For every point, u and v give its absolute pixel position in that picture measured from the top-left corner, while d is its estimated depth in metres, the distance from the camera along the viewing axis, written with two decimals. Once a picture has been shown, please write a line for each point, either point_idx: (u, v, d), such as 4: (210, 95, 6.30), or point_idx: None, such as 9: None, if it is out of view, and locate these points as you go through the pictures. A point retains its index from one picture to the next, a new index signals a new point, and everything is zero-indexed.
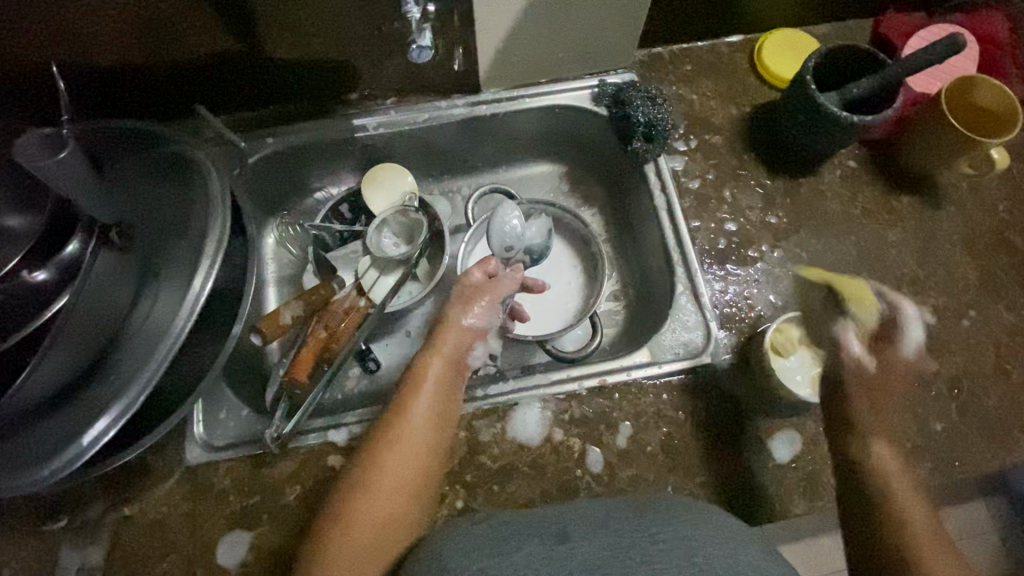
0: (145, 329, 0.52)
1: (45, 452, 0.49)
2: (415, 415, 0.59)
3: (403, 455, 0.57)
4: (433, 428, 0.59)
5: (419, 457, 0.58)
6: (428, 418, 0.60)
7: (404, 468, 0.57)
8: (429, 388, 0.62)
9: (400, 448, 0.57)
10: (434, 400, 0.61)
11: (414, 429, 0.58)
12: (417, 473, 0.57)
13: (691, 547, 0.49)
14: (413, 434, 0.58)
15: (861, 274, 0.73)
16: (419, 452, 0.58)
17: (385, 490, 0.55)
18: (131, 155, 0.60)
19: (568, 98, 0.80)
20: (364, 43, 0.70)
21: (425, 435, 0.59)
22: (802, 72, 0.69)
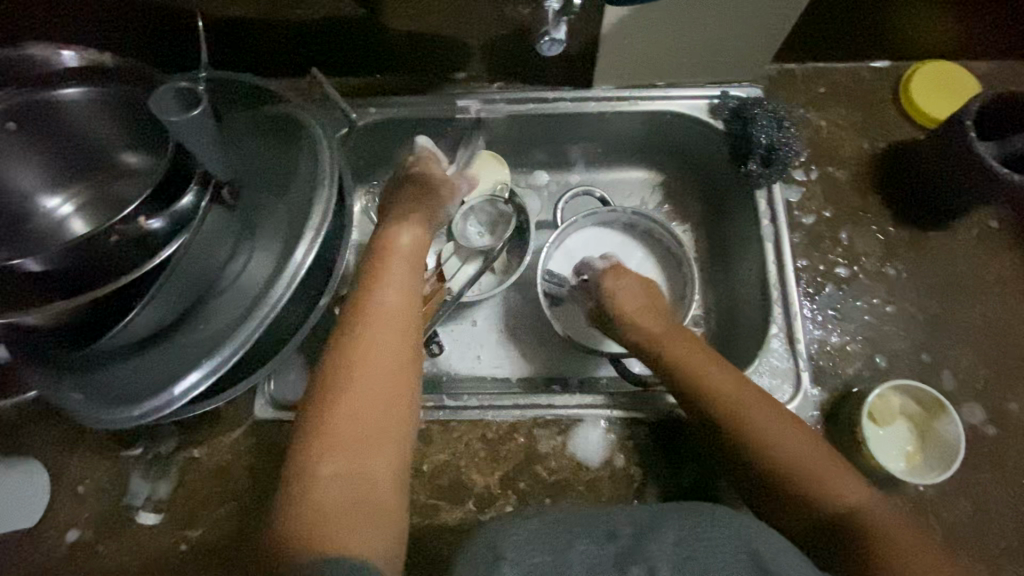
0: (238, 287, 0.55)
1: (135, 393, 0.53)
2: (370, 353, 0.54)
3: (363, 392, 0.52)
4: (397, 362, 0.54)
5: (378, 395, 0.52)
6: (387, 355, 0.54)
7: (371, 403, 0.52)
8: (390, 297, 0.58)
9: (360, 390, 0.52)
10: (393, 328, 0.56)
11: (385, 329, 0.55)
12: (385, 409, 0.52)
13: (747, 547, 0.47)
14: (388, 332, 0.55)
15: (981, 349, 0.66)
16: (380, 388, 0.52)
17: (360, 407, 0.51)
18: (247, 113, 0.62)
19: (684, 106, 0.75)
20: (483, 20, 0.67)
21: (395, 333, 0.56)
22: (963, 115, 0.62)
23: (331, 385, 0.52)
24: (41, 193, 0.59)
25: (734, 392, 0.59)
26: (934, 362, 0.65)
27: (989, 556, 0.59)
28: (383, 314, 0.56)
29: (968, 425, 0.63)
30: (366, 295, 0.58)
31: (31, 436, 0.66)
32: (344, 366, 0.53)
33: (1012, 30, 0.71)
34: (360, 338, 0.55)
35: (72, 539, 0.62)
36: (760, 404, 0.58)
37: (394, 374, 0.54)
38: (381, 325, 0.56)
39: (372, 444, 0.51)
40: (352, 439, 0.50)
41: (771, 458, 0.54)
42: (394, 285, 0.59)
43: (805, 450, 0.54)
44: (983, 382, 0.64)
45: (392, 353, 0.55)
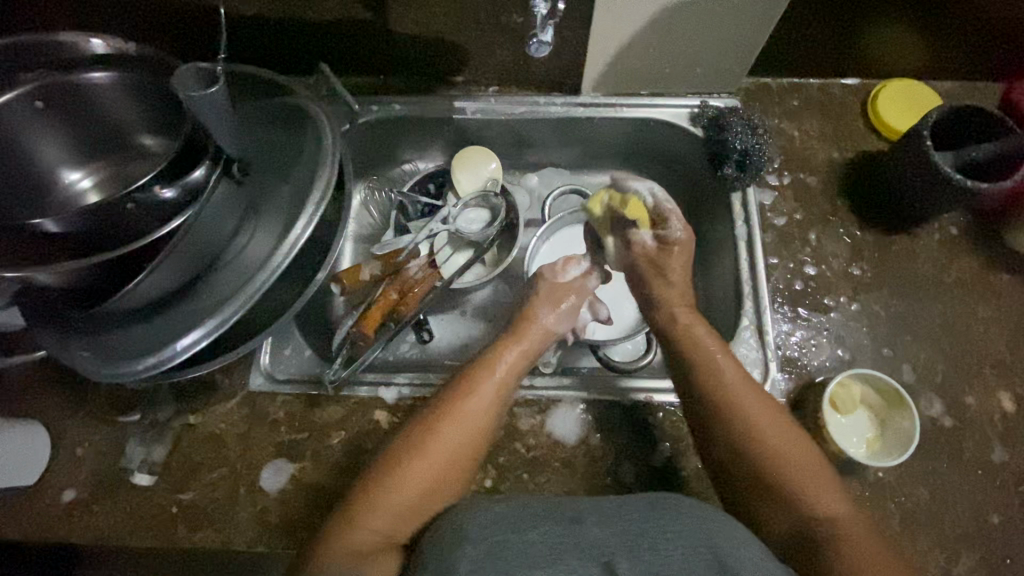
0: (239, 261, 0.60)
1: (140, 350, 0.56)
2: (450, 433, 0.57)
3: (428, 471, 0.55)
4: (466, 449, 0.57)
5: (438, 473, 0.56)
6: (467, 441, 0.57)
7: (429, 479, 0.55)
8: (488, 386, 0.61)
9: (428, 466, 0.56)
10: (476, 417, 0.58)
11: (474, 415, 0.58)
12: (438, 488, 0.56)
13: (706, 544, 0.46)
14: (474, 417, 0.58)
15: (940, 345, 0.69)
16: (443, 470, 0.56)
17: (422, 482, 0.55)
18: (258, 101, 0.67)
19: (665, 113, 0.80)
20: (481, 27, 0.73)
21: (480, 422, 0.59)
22: (921, 126, 0.66)
23: (404, 451, 0.56)
24: (64, 166, 0.64)
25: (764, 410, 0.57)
26: (895, 356, 0.69)
27: (942, 539, 0.61)
28: (475, 408, 0.59)
29: (926, 417, 0.66)
30: (474, 378, 0.61)
31: (35, 400, 0.69)
32: (421, 440, 0.57)
33: (970, 52, 0.76)
34: (447, 420, 0.58)
35: (68, 498, 0.65)
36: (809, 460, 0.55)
37: (458, 461, 0.57)
38: (472, 412, 0.59)
39: (413, 512, 0.55)
40: (400, 503, 0.54)
41: (775, 472, 0.54)
42: (496, 378, 0.61)
43: (812, 469, 0.54)
44: (941, 376, 0.68)
45: (472, 439, 0.58)
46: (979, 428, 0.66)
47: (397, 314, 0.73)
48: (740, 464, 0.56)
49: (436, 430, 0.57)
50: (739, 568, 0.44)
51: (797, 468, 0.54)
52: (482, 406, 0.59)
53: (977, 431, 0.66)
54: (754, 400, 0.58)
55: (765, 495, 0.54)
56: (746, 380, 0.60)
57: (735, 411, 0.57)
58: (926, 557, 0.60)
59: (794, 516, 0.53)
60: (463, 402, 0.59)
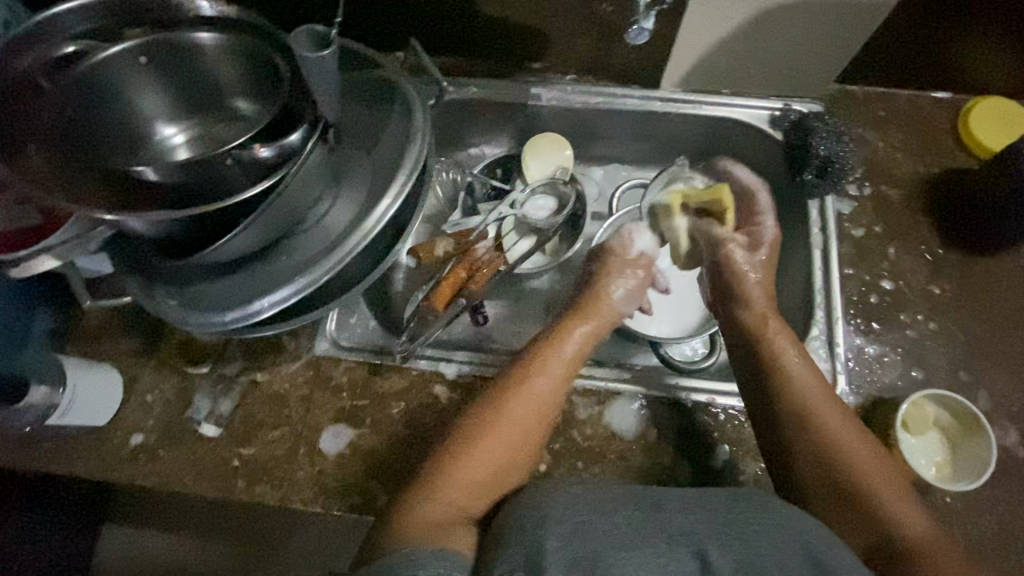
0: (324, 227, 0.61)
1: (229, 302, 0.59)
2: (518, 407, 0.58)
3: (500, 441, 0.56)
4: (534, 424, 0.58)
5: (509, 447, 0.56)
6: (534, 415, 0.58)
7: (501, 452, 0.56)
8: (557, 364, 0.61)
9: (500, 436, 0.56)
10: (547, 395, 0.59)
11: (542, 392, 0.59)
12: (509, 462, 0.56)
13: (799, 539, 0.45)
14: (542, 392, 0.59)
15: (1020, 373, 0.67)
16: (514, 445, 0.57)
17: (495, 452, 0.56)
18: (351, 74, 0.68)
19: (745, 114, 0.79)
20: (570, 13, 0.72)
21: (548, 397, 0.59)
22: (1022, 144, 0.64)
23: (479, 425, 0.57)
24: (162, 120, 0.66)
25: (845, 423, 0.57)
26: (971, 380, 0.67)
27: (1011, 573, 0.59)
28: (542, 384, 0.59)
29: (1001, 446, 0.64)
30: (542, 354, 0.61)
31: (113, 345, 0.72)
32: (492, 412, 0.57)
33: None
34: (513, 399, 0.58)
35: (136, 442, 0.67)
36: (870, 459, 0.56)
37: (529, 437, 0.57)
38: (540, 388, 0.59)
39: (485, 486, 0.55)
40: (473, 475, 0.54)
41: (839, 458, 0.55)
42: (568, 356, 0.62)
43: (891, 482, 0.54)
44: (1019, 406, 0.65)
45: (539, 414, 0.58)
46: None
47: (466, 291, 0.73)
48: (816, 474, 0.56)
49: (507, 403, 0.58)
50: (839, 571, 0.43)
51: (880, 487, 0.53)
52: (553, 384, 0.60)
53: None
54: (843, 420, 0.57)
55: (848, 507, 0.54)
56: (828, 396, 0.59)
57: (820, 425, 0.57)
58: None
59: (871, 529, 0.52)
60: (531, 378, 0.59)
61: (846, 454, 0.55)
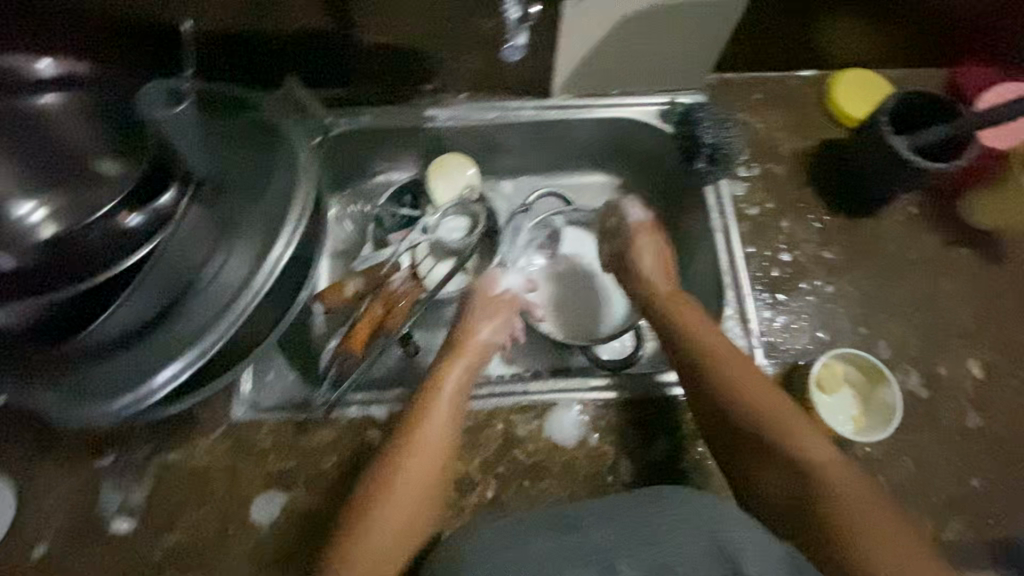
0: (215, 287, 0.55)
1: (115, 388, 0.52)
2: (417, 454, 0.57)
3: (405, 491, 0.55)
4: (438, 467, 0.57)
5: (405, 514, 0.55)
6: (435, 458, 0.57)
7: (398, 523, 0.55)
8: (444, 402, 0.60)
9: (404, 487, 0.55)
10: (433, 452, 0.57)
11: (437, 433, 0.58)
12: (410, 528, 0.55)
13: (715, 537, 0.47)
14: (436, 434, 0.58)
15: (911, 320, 0.73)
16: (412, 511, 0.55)
17: (400, 506, 0.55)
18: (225, 121, 0.64)
19: (635, 112, 0.82)
20: (450, 35, 0.72)
21: (445, 437, 0.58)
22: (877, 114, 0.70)
23: (369, 505, 0.55)
24: (14, 201, 0.53)
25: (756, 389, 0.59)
26: (871, 334, 0.72)
27: (930, 506, 0.64)
28: (434, 428, 0.58)
29: (905, 389, 0.69)
30: (427, 397, 0.61)
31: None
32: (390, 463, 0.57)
33: (917, 40, 0.81)
34: (410, 448, 0.57)
35: (40, 554, 0.61)
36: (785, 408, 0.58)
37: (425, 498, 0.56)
38: (435, 432, 0.58)
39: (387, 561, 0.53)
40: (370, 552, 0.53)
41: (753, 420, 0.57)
42: (447, 408, 0.60)
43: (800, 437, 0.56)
44: (915, 349, 0.71)
45: (440, 454, 0.58)
46: (953, 396, 0.69)
47: (385, 330, 0.71)
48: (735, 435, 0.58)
49: (405, 454, 0.57)
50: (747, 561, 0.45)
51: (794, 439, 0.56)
52: (437, 439, 0.58)
53: (953, 400, 0.69)
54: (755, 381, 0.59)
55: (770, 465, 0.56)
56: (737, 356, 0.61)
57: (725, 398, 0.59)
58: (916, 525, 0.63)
59: (792, 478, 0.54)
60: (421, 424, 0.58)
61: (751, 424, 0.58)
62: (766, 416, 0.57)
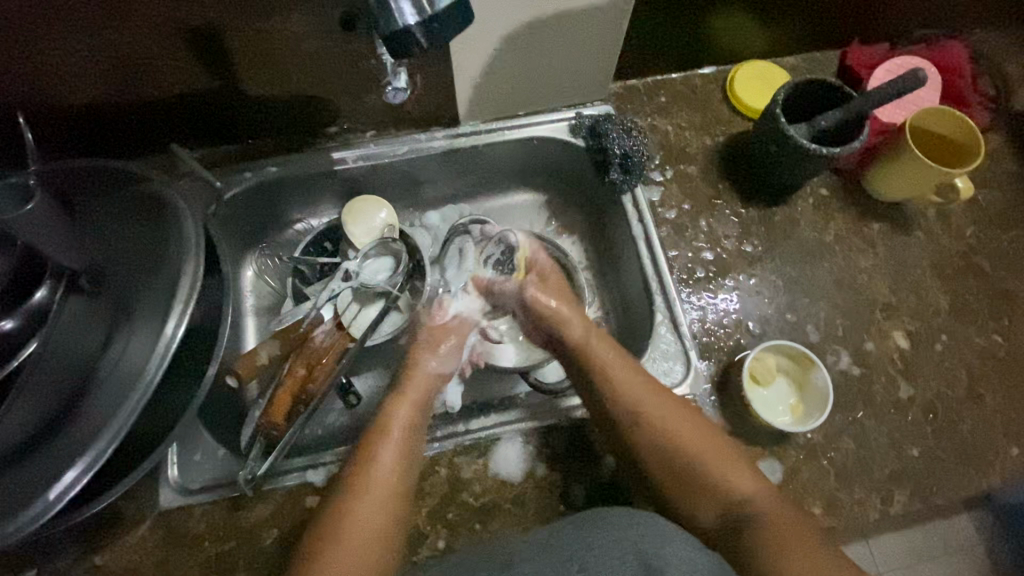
0: (115, 375, 0.50)
1: (3, 509, 0.46)
2: (365, 497, 0.55)
3: (354, 539, 0.52)
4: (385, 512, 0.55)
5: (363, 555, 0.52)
6: (382, 501, 0.55)
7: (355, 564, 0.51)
8: (391, 444, 0.59)
9: (351, 538, 0.52)
10: (386, 484, 0.57)
11: (383, 477, 0.57)
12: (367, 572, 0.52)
13: None
14: (382, 477, 0.57)
15: (835, 301, 0.74)
16: (370, 552, 0.52)
17: (348, 558, 0.51)
18: (107, 196, 0.59)
19: (546, 130, 0.81)
20: (341, 77, 0.70)
21: (391, 479, 0.57)
22: (773, 105, 0.71)
23: (324, 548, 0.51)
24: None
25: (670, 416, 0.60)
26: (799, 320, 0.73)
27: (875, 483, 0.65)
28: (381, 472, 0.57)
29: (838, 370, 0.70)
30: (371, 443, 0.59)
31: None
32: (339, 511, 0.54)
33: (804, 29, 0.83)
34: (358, 494, 0.55)
35: None
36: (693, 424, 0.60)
37: (379, 538, 0.53)
38: (381, 476, 0.57)
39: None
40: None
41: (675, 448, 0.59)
42: (398, 441, 0.60)
43: (720, 457, 0.58)
44: (842, 329, 0.73)
45: (387, 496, 0.56)
46: (883, 369, 0.71)
47: (307, 392, 0.68)
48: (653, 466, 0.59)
49: (353, 500, 0.55)
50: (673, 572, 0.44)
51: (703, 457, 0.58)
52: (390, 471, 0.58)
53: (883, 374, 0.70)
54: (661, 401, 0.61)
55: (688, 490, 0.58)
56: (646, 383, 0.63)
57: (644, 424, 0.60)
58: (864, 504, 0.64)
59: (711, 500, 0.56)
60: (367, 469, 0.57)
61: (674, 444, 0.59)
62: (685, 432, 0.59)
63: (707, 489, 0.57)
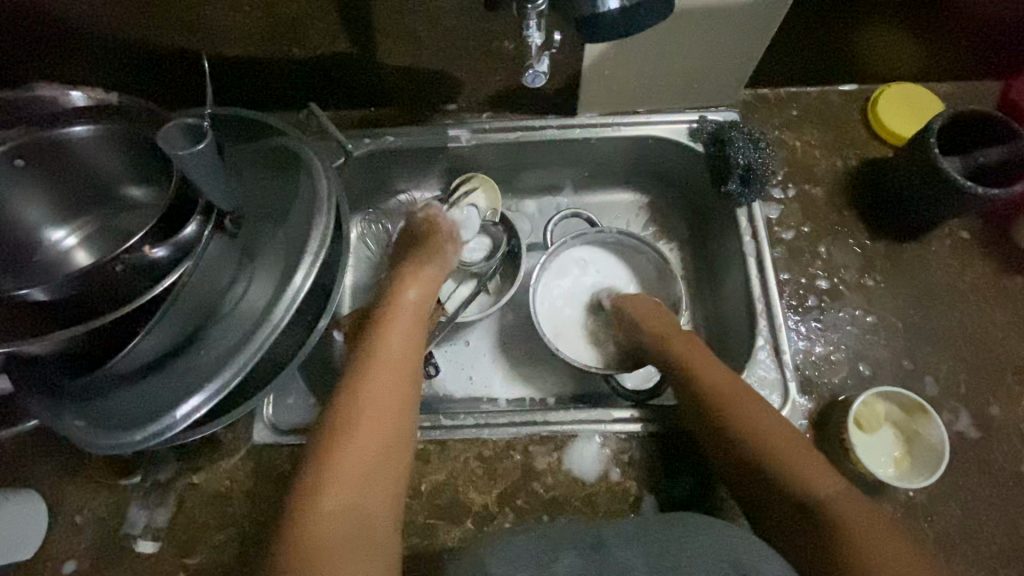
0: (237, 314, 0.56)
1: (137, 418, 0.53)
2: (380, 373, 0.59)
3: (375, 410, 0.57)
4: (401, 391, 0.59)
5: (359, 483, 0.53)
6: (396, 382, 0.59)
7: (380, 433, 0.56)
8: (398, 331, 0.64)
9: (374, 408, 0.57)
10: (401, 367, 0.60)
11: (395, 359, 0.61)
12: (370, 493, 0.53)
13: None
14: (395, 357, 0.61)
15: (960, 354, 0.68)
16: (386, 417, 0.57)
17: (372, 432, 0.55)
18: (249, 145, 0.65)
19: (665, 131, 0.79)
20: (472, 55, 0.71)
21: (404, 360, 0.61)
22: (926, 131, 0.65)
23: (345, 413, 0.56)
24: (53, 223, 0.61)
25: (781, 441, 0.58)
26: (916, 368, 0.67)
27: (979, 559, 0.59)
28: (394, 355, 0.61)
29: (953, 429, 0.65)
30: (385, 322, 0.64)
31: (32, 468, 0.66)
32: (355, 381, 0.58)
33: (969, 54, 0.76)
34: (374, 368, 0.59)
35: (69, 570, 0.62)
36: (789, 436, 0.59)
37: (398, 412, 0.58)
38: (391, 356, 0.61)
39: (362, 527, 0.51)
40: (329, 531, 0.49)
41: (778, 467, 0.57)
42: (405, 323, 0.65)
43: (821, 476, 0.56)
44: (963, 386, 0.66)
45: (400, 378, 0.60)
46: (1007, 437, 0.64)
47: None
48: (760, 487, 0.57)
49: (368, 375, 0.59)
50: None
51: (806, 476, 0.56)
52: (401, 351, 0.62)
53: (1006, 443, 0.64)
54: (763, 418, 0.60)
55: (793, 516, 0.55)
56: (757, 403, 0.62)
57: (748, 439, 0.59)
58: None
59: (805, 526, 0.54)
60: (379, 348, 0.61)
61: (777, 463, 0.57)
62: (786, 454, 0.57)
63: (803, 506, 0.54)
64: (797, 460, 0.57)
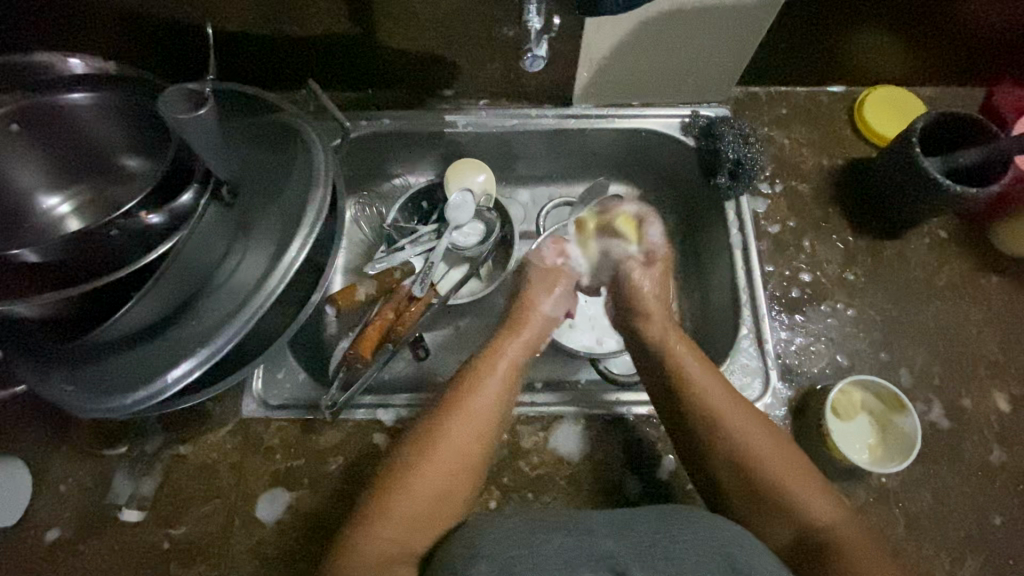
0: (229, 286, 0.57)
1: (125, 385, 0.53)
2: (459, 425, 0.59)
3: (441, 461, 0.56)
4: (473, 445, 0.58)
5: (419, 519, 0.55)
6: (472, 438, 0.58)
7: (439, 485, 0.56)
8: (493, 382, 0.62)
9: (437, 462, 0.56)
10: (482, 420, 0.59)
11: (479, 411, 0.60)
12: (418, 533, 0.54)
13: (722, 552, 0.48)
14: (478, 410, 0.60)
15: (935, 347, 0.70)
16: (451, 468, 0.57)
17: (433, 485, 0.56)
18: (246, 119, 0.65)
19: (658, 124, 0.80)
20: (471, 41, 0.72)
21: (489, 411, 0.60)
22: (909, 133, 0.67)
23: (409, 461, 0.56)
24: (44, 191, 0.60)
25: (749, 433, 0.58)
26: (893, 360, 0.69)
27: (946, 543, 0.62)
28: (478, 410, 0.60)
29: (925, 419, 0.67)
30: (481, 371, 0.63)
31: (15, 436, 0.66)
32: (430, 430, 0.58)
33: (952, 60, 0.78)
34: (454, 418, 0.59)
35: (51, 537, 0.62)
36: (753, 423, 0.59)
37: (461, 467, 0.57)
38: (477, 408, 0.60)
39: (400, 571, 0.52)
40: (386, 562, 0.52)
41: (752, 462, 0.57)
42: (503, 374, 0.63)
43: (795, 473, 0.56)
44: (937, 378, 0.69)
45: (476, 434, 0.59)
46: (976, 429, 0.67)
47: (393, 334, 0.71)
48: (731, 478, 0.58)
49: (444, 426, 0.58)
50: None
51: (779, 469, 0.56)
52: (491, 403, 0.61)
53: (975, 434, 0.66)
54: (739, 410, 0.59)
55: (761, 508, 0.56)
56: (730, 394, 0.61)
57: (728, 428, 0.58)
58: (931, 562, 0.61)
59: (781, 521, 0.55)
60: (468, 397, 0.60)
61: (754, 458, 0.57)
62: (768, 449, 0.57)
63: (784, 506, 0.55)
64: (772, 451, 0.57)
